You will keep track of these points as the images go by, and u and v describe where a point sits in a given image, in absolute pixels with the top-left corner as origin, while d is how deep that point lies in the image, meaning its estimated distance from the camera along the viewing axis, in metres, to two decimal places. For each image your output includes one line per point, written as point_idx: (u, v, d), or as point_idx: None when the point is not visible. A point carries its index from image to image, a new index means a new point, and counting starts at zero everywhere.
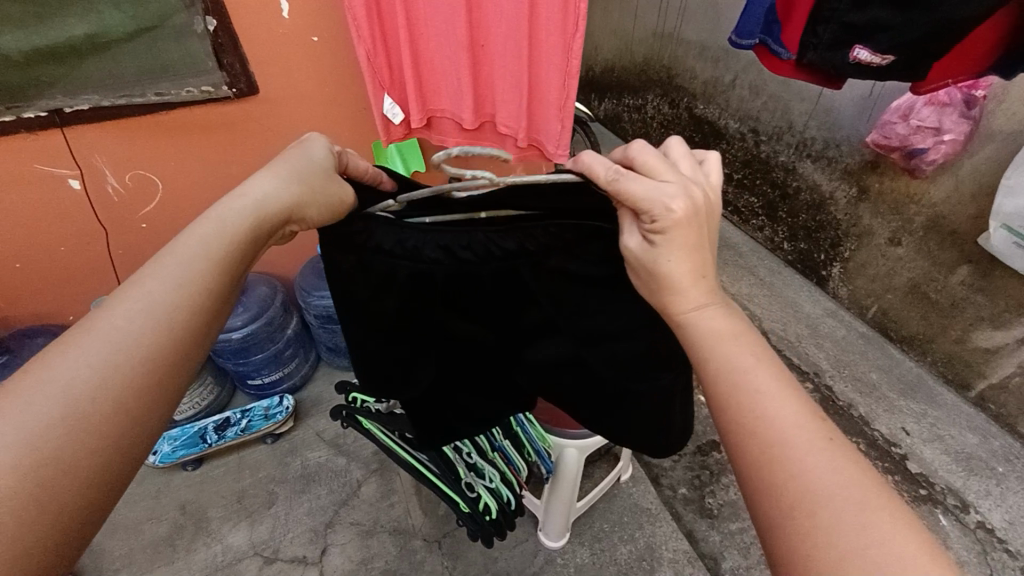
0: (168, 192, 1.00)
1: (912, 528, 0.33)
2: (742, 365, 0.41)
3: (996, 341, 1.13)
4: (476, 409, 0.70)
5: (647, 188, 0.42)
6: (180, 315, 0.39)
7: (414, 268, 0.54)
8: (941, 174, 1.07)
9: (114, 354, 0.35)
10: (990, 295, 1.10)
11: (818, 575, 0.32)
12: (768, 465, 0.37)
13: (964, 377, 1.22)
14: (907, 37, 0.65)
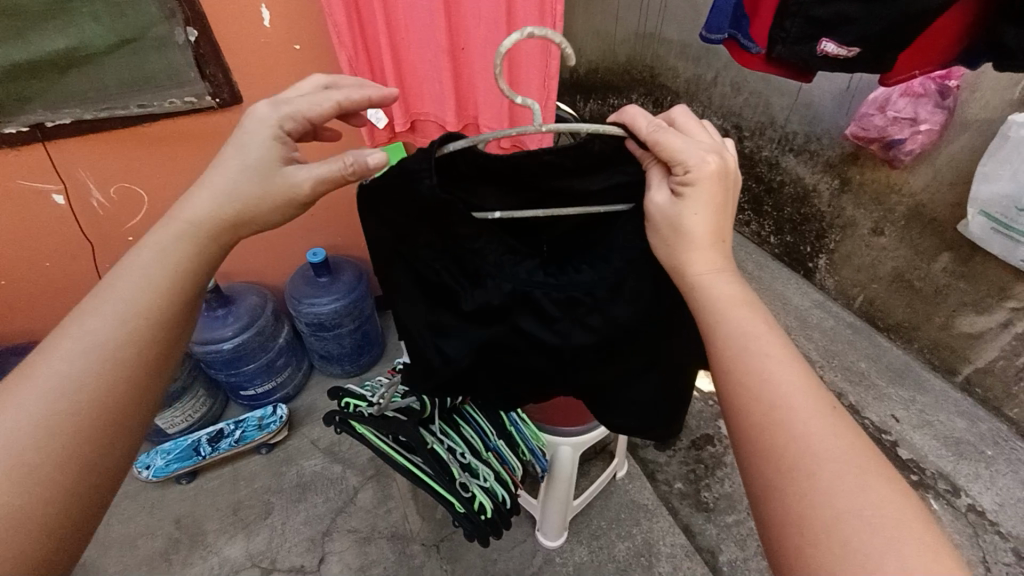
0: (154, 204, 1.00)
1: (900, 493, 0.37)
2: (750, 336, 0.44)
3: (980, 326, 1.15)
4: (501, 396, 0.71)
5: (684, 145, 0.47)
6: (114, 343, 0.44)
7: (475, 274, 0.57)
8: (920, 164, 1.09)
9: (74, 370, 0.42)
10: (971, 281, 1.12)
11: (813, 533, 0.36)
12: (769, 425, 0.41)
13: (950, 362, 1.24)
14: (873, 29, 0.66)
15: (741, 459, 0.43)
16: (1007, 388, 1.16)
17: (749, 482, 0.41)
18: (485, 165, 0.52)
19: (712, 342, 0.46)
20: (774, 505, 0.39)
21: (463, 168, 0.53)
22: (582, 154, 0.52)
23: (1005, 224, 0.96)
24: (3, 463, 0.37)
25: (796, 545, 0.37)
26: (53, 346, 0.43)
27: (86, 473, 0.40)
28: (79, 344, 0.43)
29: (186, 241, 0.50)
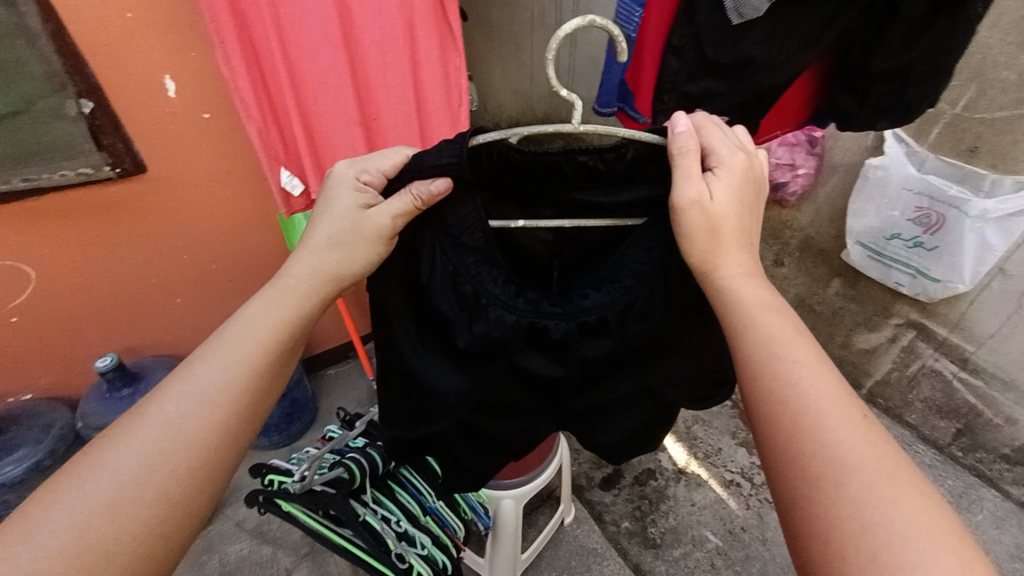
0: (44, 281, 0.92)
1: (933, 506, 0.37)
2: (786, 342, 0.45)
3: (873, 342, 1.28)
4: (518, 428, 0.72)
5: (722, 140, 0.53)
6: (215, 391, 0.47)
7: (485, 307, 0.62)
8: (804, 203, 1.23)
9: (177, 422, 0.45)
10: (860, 303, 1.25)
11: (843, 540, 0.36)
12: (795, 434, 0.41)
13: (854, 377, 1.36)
14: (731, 103, 0.76)
15: (769, 469, 0.43)
16: (904, 396, 1.29)
17: (776, 489, 0.42)
18: (515, 169, 0.56)
19: (742, 346, 0.47)
20: (801, 517, 0.39)
21: (490, 167, 0.55)
22: (609, 166, 0.55)
23: (878, 252, 1.09)
24: (114, 502, 0.40)
25: (829, 559, 0.36)
26: (166, 389, 0.47)
27: (183, 519, 0.43)
28: (186, 392, 0.46)
29: (303, 287, 0.55)
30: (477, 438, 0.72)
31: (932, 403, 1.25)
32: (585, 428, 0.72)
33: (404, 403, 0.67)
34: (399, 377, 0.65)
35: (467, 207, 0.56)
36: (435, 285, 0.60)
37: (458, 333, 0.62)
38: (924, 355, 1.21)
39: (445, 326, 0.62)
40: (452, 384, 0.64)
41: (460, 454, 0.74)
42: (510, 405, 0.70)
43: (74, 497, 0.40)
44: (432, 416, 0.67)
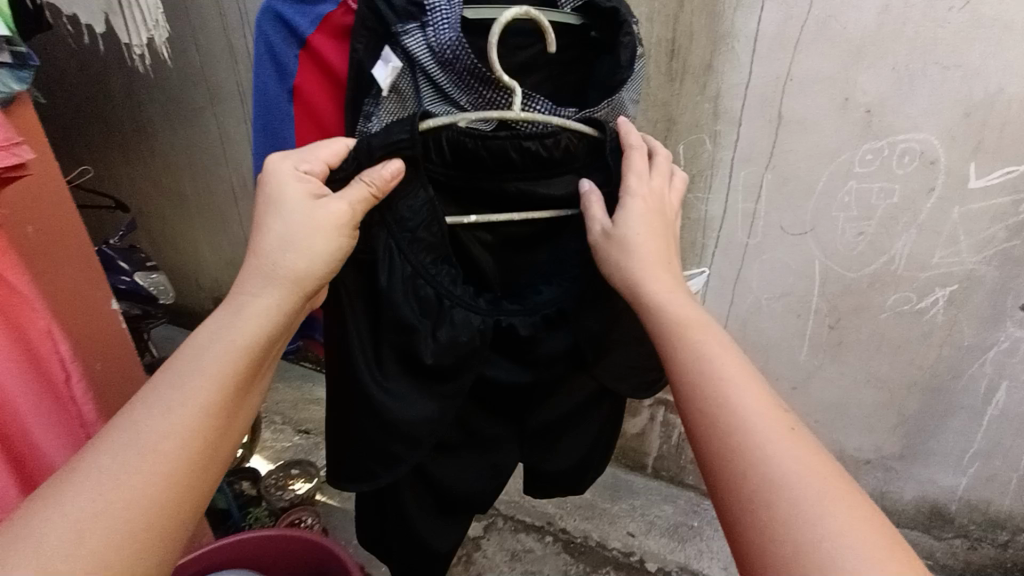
0: None
1: (859, 514, 0.44)
2: (722, 366, 0.52)
3: (640, 424, 1.42)
4: (480, 446, 0.80)
5: (639, 171, 0.65)
6: (162, 438, 0.47)
7: (446, 319, 0.68)
8: None
9: (142, 458, 0.45)
10: None
11: (778, 557, 0.43)
12: (734, 458, 0.48)
13: (638, 459, 1.47)
14: None
15: (708, 476, 0.50)
16: (678, 462, 1.43)
17: (721, 501, 0.48)
18: (468, 159, 0.65)
19: (678, 367, 0.54)
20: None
21: (442, 150, 0.64)
22: (540, 154, 0.66)
23: None
24: (75, 548, 0.41)
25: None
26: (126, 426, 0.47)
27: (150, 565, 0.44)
28: (136, 436, 0.46)
29: (265, 299, 0.55)
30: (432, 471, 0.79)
31: None
32: (539, 453, 0.80)
33: (364, 438, 0.70)
34: (360, 410, 0.69)
35: (419, 198, 0.64)
36: (393, 291, 0.65)
37: (419, 343, 0.66)
38: (677, 424, 1.37)
39: (412, 352, 0.67)
40: (417, 410, 0.69)
41: (410, 506, 0.80)
42: (473, 421, 0.78)
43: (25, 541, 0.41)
44: (397, 454, 0.70)
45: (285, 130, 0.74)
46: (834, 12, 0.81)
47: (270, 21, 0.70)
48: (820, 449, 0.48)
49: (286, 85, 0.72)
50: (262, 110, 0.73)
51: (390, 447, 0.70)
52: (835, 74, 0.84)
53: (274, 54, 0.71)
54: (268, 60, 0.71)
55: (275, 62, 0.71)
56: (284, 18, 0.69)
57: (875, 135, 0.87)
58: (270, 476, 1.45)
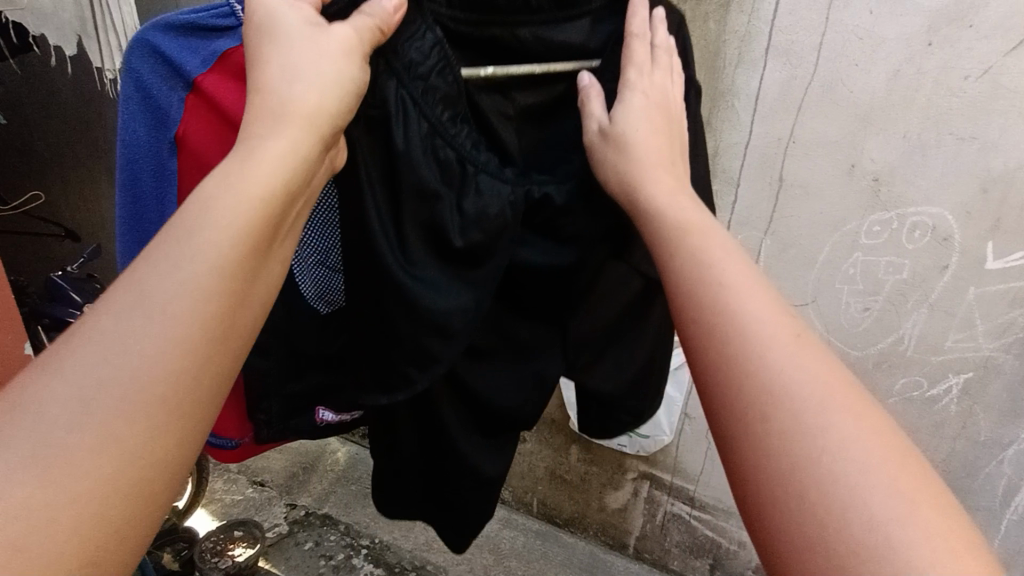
0: None
1: (894, 446, 0.33)
2: (720, 261, 0.41)
3: (622, 499, 1.29)
4: (518, 355, 0.66)
5: (643, 51, 0.53)
6: (137, 325, 0.32)
7: (475, 188, 0.56)
8: None
9: (141, 331, 0.32)
10: (599, 464, 1.28)
11: (779, 495, 0.33)
12: (733, 375, 0.37)
13: (619, 537, 1.34)
14: None
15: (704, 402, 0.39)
16: (662, 544, 1.29)
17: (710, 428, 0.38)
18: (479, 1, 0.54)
19: (674, 272, 0.43)
20: (753, 521, 0.34)
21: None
22: None
23: None
24: (35, 473, 0.28)
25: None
26: (96, 306, 0.33)
27: (136, 509, 0.30)
28: (108, 318, 0.32)
29: (277, 139, 0.41)
30: (470, 396, 0.67)
31: (684, 545, 1.26)
32: (593, 361, 0.67)
33: (385, 342, 0.57)
34: (378, 304, 0.56)
35: (426, 38, 0.52)
36: (409, 151, 0.53)
37: (442, 214, 0.54)
38: (662, 502, 1.24)
39: (434, 224, 0.55)
40: (453, 299, 0.56)
41: (451, 429, 0.67)
42: (508, 324, 0.66)
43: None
44: (429, 357, 0.56)
45: (164, 190, 0.55)
46: (841, 74, 0.75)
47: (138, 52, 0.51)
48: (829, 356, 0.37)
49: (164, 135, 0.54)
50: (126, 165, 0.54)
51: (412, 345, 0.56)
52: (842, 139, 0.78)
53: (145, 93, 0.52)
54: (135, 101, 0.53)
55: (147, 103, 0.53)
56: (163, 50, 0.51)
57: (883, 206, 0.81)
58: (208, 539, 1.30)
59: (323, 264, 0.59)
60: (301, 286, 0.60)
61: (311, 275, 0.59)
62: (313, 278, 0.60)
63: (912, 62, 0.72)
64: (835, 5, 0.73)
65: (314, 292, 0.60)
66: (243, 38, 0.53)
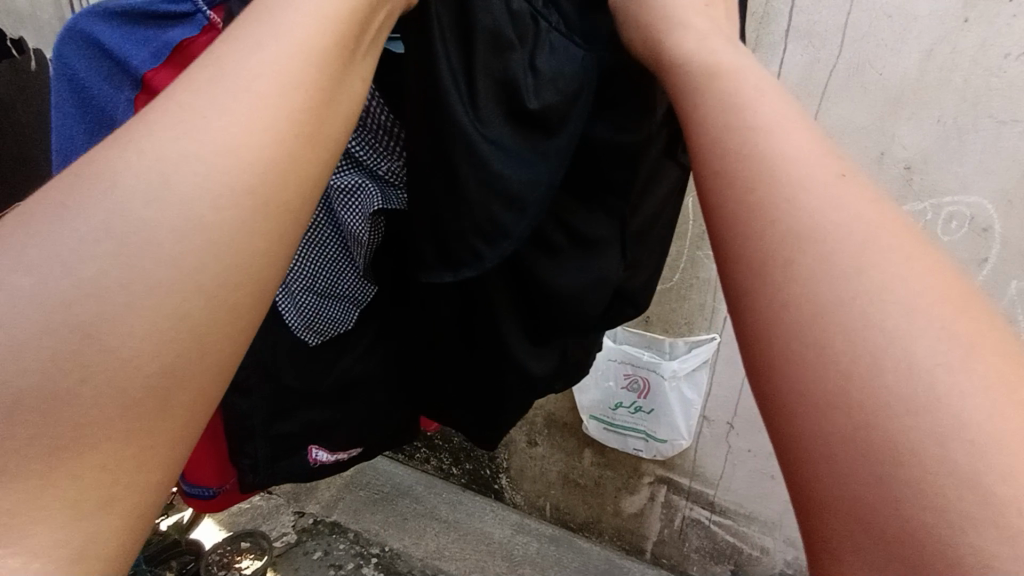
0: None
1: (949, 284, 0.27)
2: (754, 95, 0.35)
3: (638, 503, 1.25)
4: (580, 260, 0.54)
5: None
6: (216, 121, 0.29)
7: (546, 43, 0.47)
8: None
9: (229, 115, 0.29)
10: (613, 468, 1.24)
11: (797, 349, 0.27)
12: (758, 212, 0.31)
13: (636, 542, 1.29)
14: (352, 430, 0.65)
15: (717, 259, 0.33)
16: (681, 550, 1.25)
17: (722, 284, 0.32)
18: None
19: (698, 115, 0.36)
20: (756, 378, 0.29)
21: None
22: None
23: (609, 422, 1.14)
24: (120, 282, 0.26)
25: (841, 460, 0.25)
26: (175, 98, 0.30)
27: (211, 356, 0.28)
28: (187, 111, 0.29)
29: None
30: (529, 295, 0.56)
31: (704, 551, 1.22)
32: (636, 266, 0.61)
33: (439, 216, 0.47)
34: (436, 166, 0.45)
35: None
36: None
37: (516, 63, 0.45)
38: (680, 507, 1.20)
39: (504, 75, 0.45)
40: (528, 166, 0.46)
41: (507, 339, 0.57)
42: (571, 215, 0.54)
43: (27, 256, 0.26)
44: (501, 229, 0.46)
45: None
46: (868, 55, 0.70)
47: (77, 47, 0.46)
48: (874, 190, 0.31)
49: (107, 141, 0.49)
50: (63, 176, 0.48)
51: (477, 219, 0.46)
52: (870, 123, 0.73)
53: (84, 93, 0.47)
54: (74, 102, 0.47)
55: (86, 104, 0.47)
56: (104, 44, 0.46)
57: (915, 197, 0.75)
58: (215, 552, 1.28)
59: (309, 294, 0.54)
60: (285, 316, 0.54)
61: (295, 303, 0.54)
62: (302, 309, 0.54)
63: (947, 40, 0.66)
64: None
65: (301, 324, 0.55)
66: (199, 27, 0.46)
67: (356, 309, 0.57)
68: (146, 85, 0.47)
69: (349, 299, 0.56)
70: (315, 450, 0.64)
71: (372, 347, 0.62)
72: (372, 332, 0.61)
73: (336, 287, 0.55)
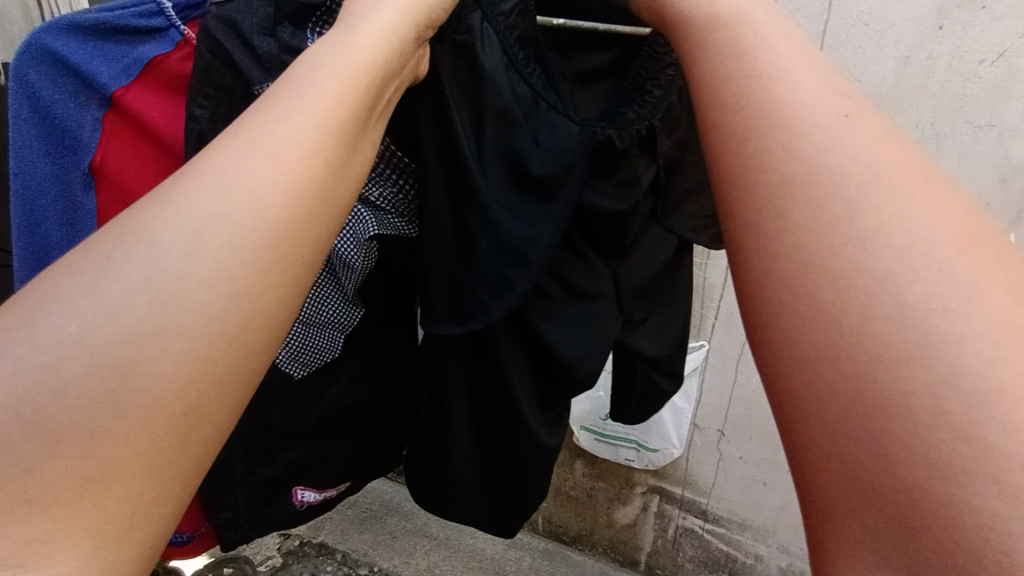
0: None
1: (958, 219, 0.27)
2: (773, 49, 0.34)
3: (631, 514, 1.24)
4: (575, 330, 0.56)
5: None
6: (251, 178, 0.28)
7: (546, 115, 0.49)
8: None
9: (239, 204, 0.28)
10: (605, 479, 1.23)
11: (797, 286, 0.28)
12: (755, 153, 0.32)
13: (630, 554, 1.28)
14: (340, 468, 0.63)
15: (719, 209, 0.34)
16: (675, 560, 1.23)
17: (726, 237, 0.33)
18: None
19: (704, 66, 0.37)
20: (752, 327, 0.31)
21: None
22: None
23: (600, 433, 1.12)
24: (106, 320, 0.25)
25: (845, 416, 0.26)
26: (207, 159, 0.29)
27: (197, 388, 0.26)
28: (222, 171, 0.28)
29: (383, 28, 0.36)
30: (530, 351, 0.58)
31: (699, 561, 1.21)
32: (631, 329, 0.63)
33: (452, 277, 0.49)
34: (451, 231, 0.48)
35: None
36: (494, 77, 0.46)
37: (522, 142, 0.47)
38: (674, 517, 1.19)
39: (508, 147, 0.48)
40: (533, 231, 0.48)
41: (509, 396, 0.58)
42: (569, 284, 0.56)
43: (69, 309, 0.25)
44: (498, 297, 0.48)
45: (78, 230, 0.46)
46: (848, 62, 0.71)
47: (34, 63, 0.43)
48: (892, 133, 0.31)
49: (75, 164, 0.45)
50: (21, 205, 0.43)
51: (478, 289, 0.48)
52: None
53: (45, 111, 0.43)
54: (31, 121, 0.43)
55: (47, 123, 0.43)
56: (69, 58, 0.43)
57: None
58: None
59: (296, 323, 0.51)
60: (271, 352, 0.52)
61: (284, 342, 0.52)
62: (288, 342, 0.52)
63: (923, 46, 0.68)
64: None
65: (286, 356, 0.52)
66: (172, 42, 0.47)
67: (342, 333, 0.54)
68: (117, 102, 0.46)
69: (335, 325, 0.53)
70: (301, 491, 0.61)
71: (360, 374, 0.60)
72: (360, 358, 0.59)
73: (319, 316, 0.52)
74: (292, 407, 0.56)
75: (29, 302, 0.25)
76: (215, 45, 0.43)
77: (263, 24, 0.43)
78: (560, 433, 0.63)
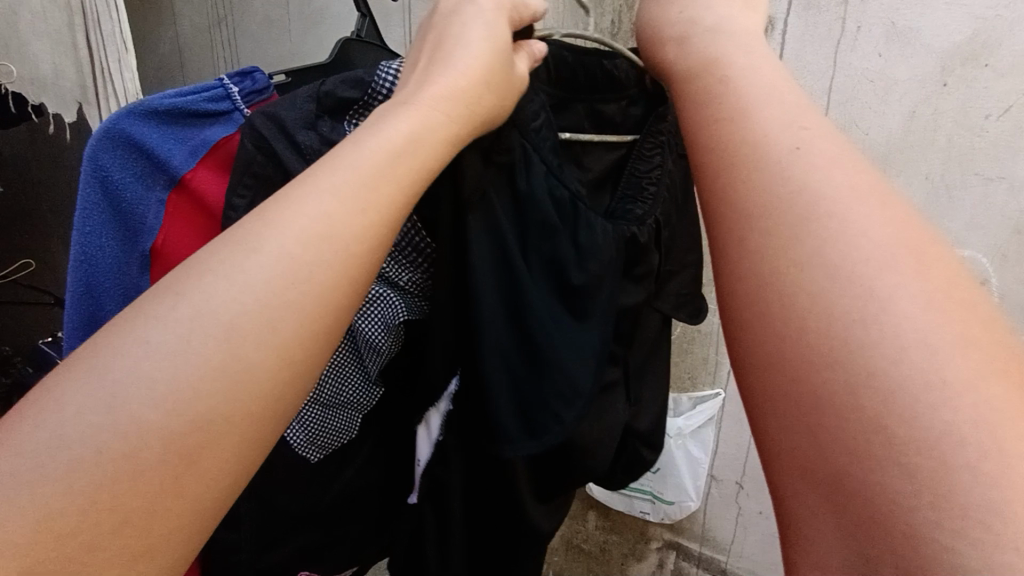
0: None
1: (921, 248, 0.26)
2: (746, 73, 0.33)
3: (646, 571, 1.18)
4: (596, 416, 0.58)
5: None
6: (295, 287, 0.29)
7: (583, 226, 0.52)
8: None
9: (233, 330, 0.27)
10: (619, 531, 1.18)
11: (779, 319, 0.27)
12: (729, 192, 0.31)
13: None
14: (349, 553, 0.62)
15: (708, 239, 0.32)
16: None
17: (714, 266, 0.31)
18: (569, 79, 0.56)
19: (687, 103, 0.35)
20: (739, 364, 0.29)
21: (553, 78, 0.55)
22: (609, 71, 0.56)
23: None
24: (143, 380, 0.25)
25: (791, 420, 0.26)
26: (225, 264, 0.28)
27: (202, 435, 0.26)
28: (239, 286, 0.28)
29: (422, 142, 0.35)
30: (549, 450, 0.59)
31: None
32: (633, 412, 0.66)
33: (505, 388, 0.51)
34: (508, 334, 0.50)
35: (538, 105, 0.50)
36: (536, 196, 0.49)
37: (565, 248, 0.51)
38: None
39: (546, 251, 0.51)
40: (570, 337, 0.52)
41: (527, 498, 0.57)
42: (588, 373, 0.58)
43: (84, 415, 0.25)
44: (542, 396, 0.52)
45: None
46: (855, 117, 0.74)
47: (111, 149, 0.45)
48: (852, 161, 0.30)
49: (137, 245, 0.47)
50: (85, 288, 0.46)
51: (527, 390, 0.51)
52: None
53: (115, 196, 0.46)
54: (101, 206, 0.45)
55: (116, 207, 0.46)
56: (144, 146, 0.46)
57: None
58: None
59: (314, 405, 0.51)
60: (288, 435, 0.52)
61: (301, 421, 0.52)
62: (304, 423, 0.52)
63: (928, 102, 0.70)
64: (842, 49, 0.73)
65: (303, 440, 0.52)
66: (235, 125, 0.50)
67: (360, 416, 0.55)
68: (183, 184, 0.48)
69: (355, 406, 0.54)
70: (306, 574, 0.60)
71: (373, 457, 0.59)
72: (372, 442, 0.59)
73: (342, 395, 0.52)
74: (307, 493, 0.55)
75: (77, 369, 0.26)
76: (259, 138, 0.44)
77: (304, 118, 0.45)
78: (559, 513, 0.64)
